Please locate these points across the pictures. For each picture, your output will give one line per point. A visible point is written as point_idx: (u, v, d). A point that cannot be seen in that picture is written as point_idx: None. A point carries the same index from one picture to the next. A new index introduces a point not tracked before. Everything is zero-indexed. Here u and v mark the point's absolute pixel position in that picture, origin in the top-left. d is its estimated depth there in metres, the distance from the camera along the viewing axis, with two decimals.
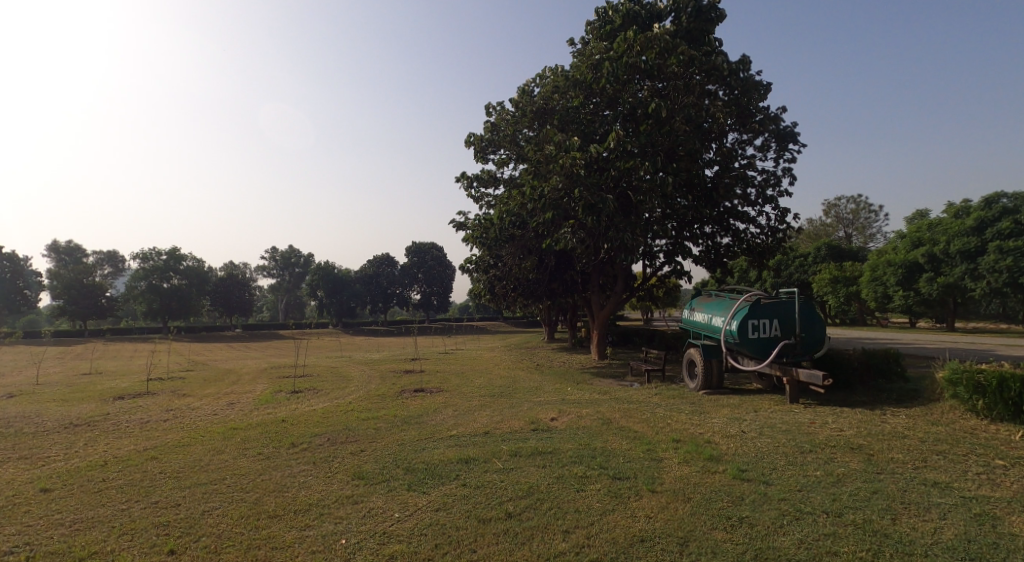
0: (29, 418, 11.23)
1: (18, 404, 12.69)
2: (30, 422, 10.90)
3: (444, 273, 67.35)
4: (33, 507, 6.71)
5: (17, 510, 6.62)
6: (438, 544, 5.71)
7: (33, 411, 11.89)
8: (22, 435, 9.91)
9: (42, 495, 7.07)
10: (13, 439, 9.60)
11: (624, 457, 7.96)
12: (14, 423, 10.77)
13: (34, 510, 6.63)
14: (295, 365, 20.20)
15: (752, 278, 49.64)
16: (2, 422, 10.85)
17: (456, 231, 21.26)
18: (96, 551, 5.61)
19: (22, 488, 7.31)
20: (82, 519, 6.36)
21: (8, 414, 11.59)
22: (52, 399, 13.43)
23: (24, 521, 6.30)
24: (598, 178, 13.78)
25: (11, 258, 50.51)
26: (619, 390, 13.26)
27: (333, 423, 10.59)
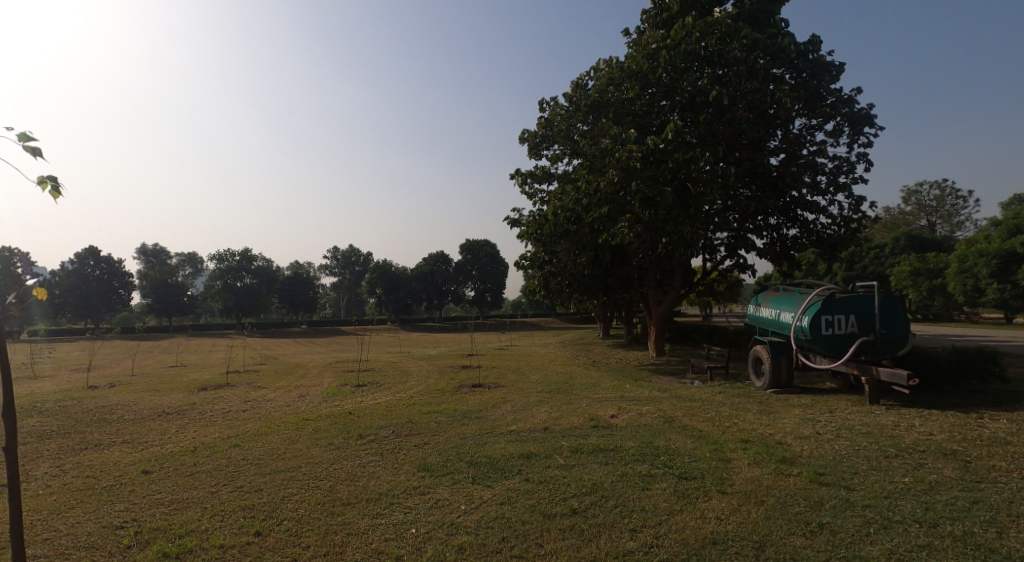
0: (126, 405, 12.09)
1: (116, 393, 13.61)
2: (127, 410, 11.64)
3: (498, 271, 67.40)
4: (137, 487, 7.16)
5: (122, 489, 7.09)
6: (505, 537, 5.74)
7: (129, 400, 12.71)
8: (120, 421, 10.61)
9: (143, 475, 7.55)
10: (114, 425, 10.28)
11: (690, 457, 7.74)
12: (114, 411, 11.54)
13: (138, 489, 7.08)
14: (358, 361, 20.80)
15: (822, 272, 47.56)
16: (103, 410, 11.64)
17: (510, 228, 21.34)
18: (192, 529, 5.94)
19: (126, 469, 7.83)
20: (179, 499, 6.74)
21: (109, 402, 12.46)
22: (144, 389, 14.41)
23: (130, 499, 6.74)
24: (655, 170, 13.35)
25: (110, 262, 54.90)
26: (678, 388, 12.95)
27: (397, 416, 10.84)
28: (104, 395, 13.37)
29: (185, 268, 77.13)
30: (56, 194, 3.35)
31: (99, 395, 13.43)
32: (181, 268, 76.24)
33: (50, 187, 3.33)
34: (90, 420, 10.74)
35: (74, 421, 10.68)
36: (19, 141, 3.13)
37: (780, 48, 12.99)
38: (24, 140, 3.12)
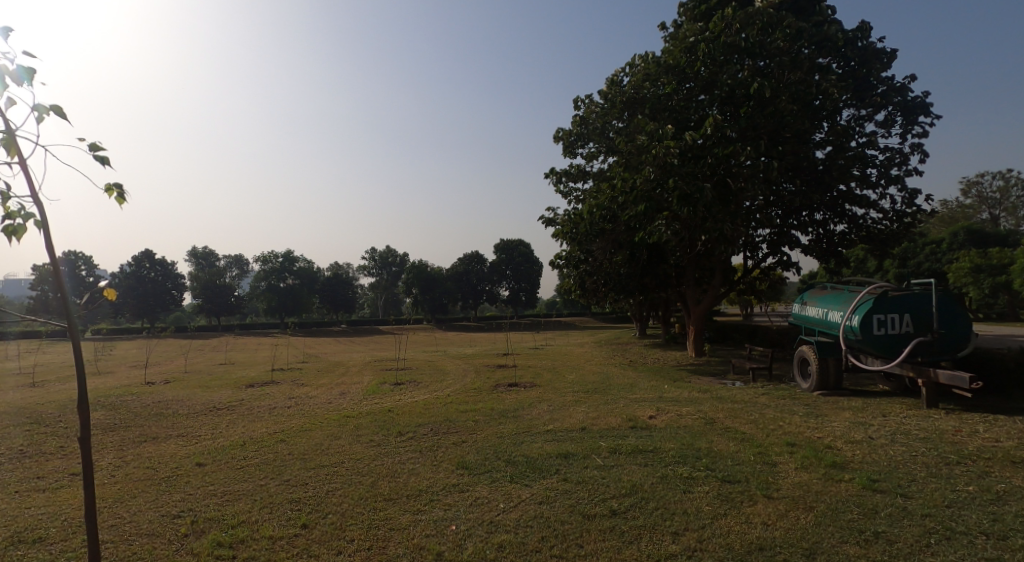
0: (180, 400, 12.52)
1: (171, 389, 14.13)
2: (180, 405, 12.05)
3: (534, 270, 67.43)
4: (192, 479, 7.38)
5: (178, 480, 7.32)
6: (545, 536, 5.69)
7: (183, 395, 13.17)
8: (175, 415, 10.98)
9: (196, 468, 7.78)
10: (169, 419, 10.65)
11: (733, 460, 7.54)
12: (168, 405, 11.96)
13: (192, 480, 7.30)
14: (396, 359, 21.03)
15: (872, 269, 45.80)
16: (159, 404, 12.09)
17: (545, 227, 21.28)
18: (243, 520, 6.08)
19: (181, 461, 8.08)
20: (231, 491, 6.91)
21: (164, 397, 12.94)
22: (196, 385, 14.92)
23: (186, 490, 6.95)
24: (694, 166, 13.05)
25: (164, 264, 56.99)
26: (719, 389, 12.66)
27: (435, 414, 10.89)
28: (160, 391, 13.89)
29: (232, 269, 79.72)
30: (122, 200, 3.45)
31: (155, 390, 13.97)
32: (228, 269, 78.80)
33: (115, 195, 3.44)
34: (148, 414, 11.15)
35: (133, 414, 11.11)
36: (88, 150, 3.22)
37: (827, 36, 12.58)
38: (93, 148, 3.21)
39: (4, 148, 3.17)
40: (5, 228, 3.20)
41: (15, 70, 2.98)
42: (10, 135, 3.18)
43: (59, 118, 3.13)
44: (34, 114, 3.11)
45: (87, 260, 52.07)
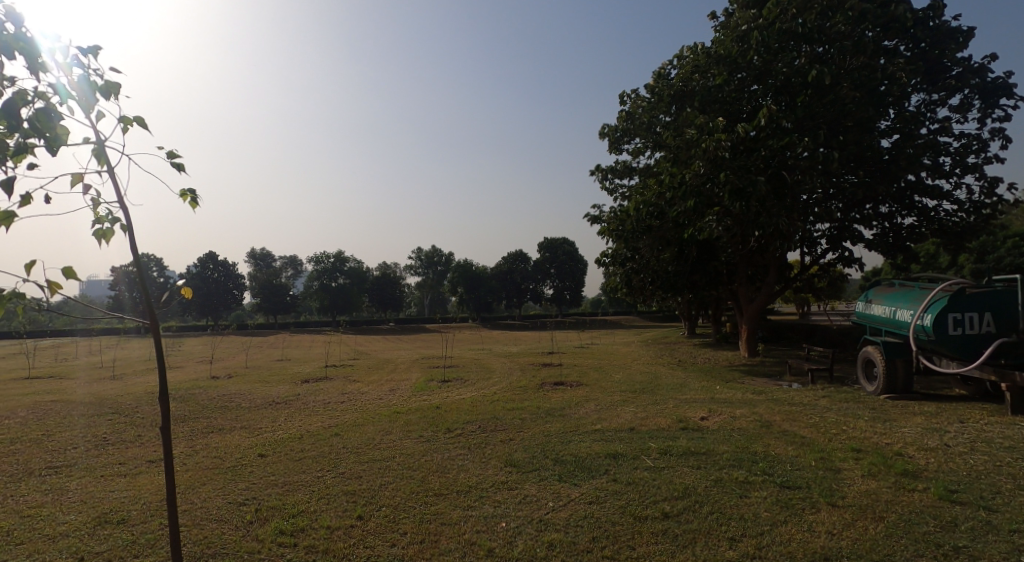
0: (241, 394, 12.98)
1: (234, 383, 14.68)
2: (243, 398, 12.49)
3: (579, 269, 66.83)
4: (254, 468, 7.60)
5: (242, 469, 7.56)
6: (595, 537, 5.56)
7: (245, 389, 13.64)
8: (238, 408, 11.39)
9: (259, 458, 8.02)
10: (232, 412, 11.05)
11: (793, 465, 7.20)
12: (231, 398, 12.43)
13: (255, 470, 7.52)
14: (444, 357, 21.23)
15: (944, 264, 43.08)
16: (223, 397, 12.57)
17: (590, 225, 21.04)
18: (303, 510, 6.19)
19: (245, 452, 8.34)
20: (291, 481, 7.07)
21: (228, 391, 13.45)
22: (256, 379, 15.45)
23: (250, 479, 7.16)
24: (747, 160, 12.60)
25: (226, 265, 59.39)
26: (776, 391, 12.20)
27: (483, 412, 10.88)
28: (225, 384, 14.46)
29: (288, 269, 82.60)
30: (195, 205, 3.54)
31: (220, 384, 14.54)
32: (284, 269, 81.60)
33: (190, 199, 3.52)
34: (214, 406, 11.62)
35: (200, 406, 11.60)
36: (167, 158, 3.29)
37: (894, 17, 11.91)
38: (171, 156, 3.26)
39: (95, 159, 3.30)
40: (92, 232, 3.32)
41: (102, 84, 3.05)
42: (98, 144, 3.27)
43: (141, 127, 3.19)
44: (119, 124, 3.18)
45: (157, 260, 54.72)
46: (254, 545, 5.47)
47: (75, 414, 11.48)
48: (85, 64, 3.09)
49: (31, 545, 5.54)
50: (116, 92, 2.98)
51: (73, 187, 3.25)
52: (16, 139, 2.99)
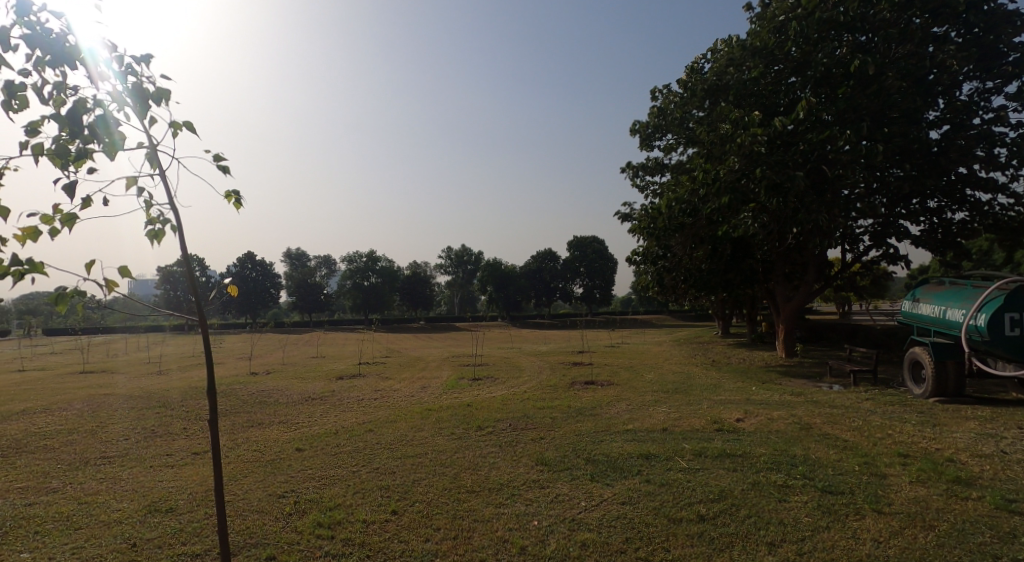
0: (278, 390, 13.23)
1: (271, 379, 14.99)
2: (280, 394, 12.73)
3: (608, 267, 66.18)
4: (293, 462, 7.71)
5: (281, 462, 7.68)
6: (629, 537, 5.45)
7: (282, 385, 13.92)
8: (275, 403, 11.61)
9: (296, 452, 8.14)
10: (270, 407, 11.28)
11: (835, 470, 6.96)
12: (269, 394, 12.68)
13: (294, 464, 7.63)
14: (475, 355, 21.28)
15: (995, 262, 41.16)
16: (261, 393, 12.85)
17: (621, 223, 20.80)
18: (339, 503, 6.24)
19: (283, 446, 8.48)
20: (327, 475, 7.14)
21: (266, 387, 13.74)
22: (292, 376, 15.75)
23: (289, 472, 7.26)
24: (784, 154, 12.26)
25: (262, 266, 60.76)
26: (815, 392, 11.83)
27: (513, 410, 10.83)
28: (263, 380, 14.78)
29: (322, 268, 84.11)
30: (239, 206, 3.60)
31: (259, 380, 14.87)
32: (318, 268, 83.16)
33: (235, 201, 3.59)
34: (252, 401, 11.88)
35: (240, 401, 11.87)
36: (214, 161, 3.35)
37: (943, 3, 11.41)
38: (217, 159, 3.34)
39: (147, 162, 3.36)
40: (146, 233, 3.40)
41: (153, 90, 3.15)
42: (150, 149, 3.36)
43: (190, 131, 3.28)
44: (170, 129, 3.29)
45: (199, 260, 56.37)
46: (293, 536, 5.53)
47: (124, 407, 11.87)
48: (139, 73, 3.20)
49: (86, 531, 5.71)
50: (168, 95, 3.07)
51: (128, 190, 3.34)
52: (78, 144, 3.10)
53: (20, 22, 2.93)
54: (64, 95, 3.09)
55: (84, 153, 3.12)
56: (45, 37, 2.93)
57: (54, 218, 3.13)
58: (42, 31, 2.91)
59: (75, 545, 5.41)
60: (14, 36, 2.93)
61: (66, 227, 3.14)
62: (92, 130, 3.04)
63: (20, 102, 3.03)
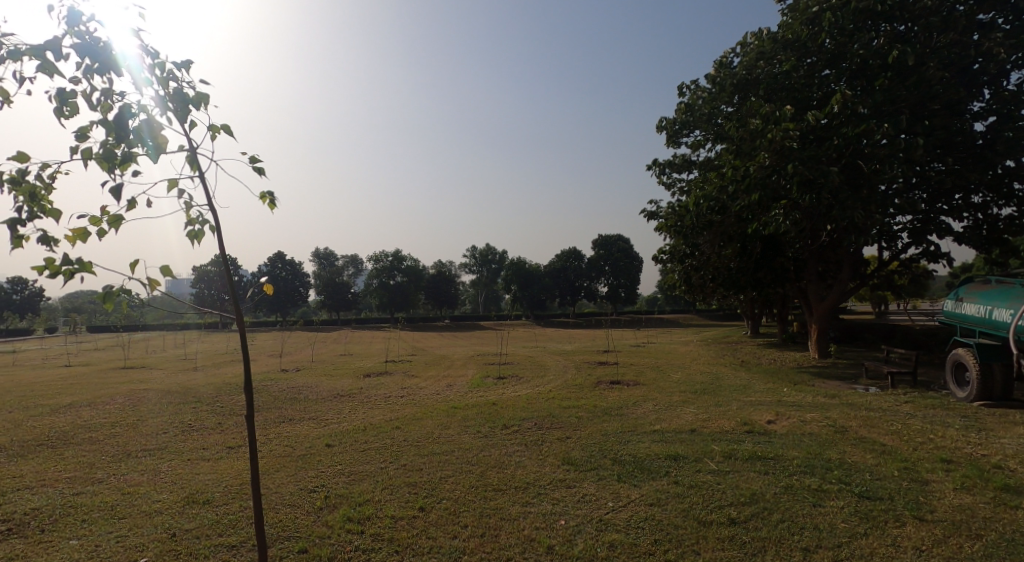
0: (307, 387, 13.38)
1: (301, 376, 15.19)
2: (309, 391, 12.86)
3: (631, 264, 65.39)
4: (323, 457, 7.77)
5: (311, 458, 7.74)
6: (658, 539, 5.33)
7: (311, 382, 14.08)
8: (305, 400, 11.74)
9: (326, 448, 8.20)
10: (300, 403, 11.41)
11: (873, 475, 6.71)
12: (299, 391, 12.83)
13: (324, 459, 7.68)
14: (501, 354, 21.25)
15: None
16: (292, 389, 13.02)
17: (647, 221, 20.55)
18: (368, 499, 6.25)
19: (313, 441, 8.55)
20: (356, 471, 7.17)
21: (296, 383, 13.92)
22: (320, 373, 15.94)
23: (319, 468, 7.31)
24: (818, 149, 11.93)
25: (292, 265, 61.80)
26: (851, 394, 11.48)
27: (539, 409, 10.74)
28: (292, 377, 14.98)
29: (350, 268, 85.18)
30: (273, 206, 3.69)
31: (289, 377, 15.09)
32: (346, 268, 84.25)
33: (269, 201, 3.68)
34: (284, 397, 12.05)
35: (271, 397, 12.05)
36: (251, 163, 3.43)
37: None
38: (253, 161, 3.41)
39: (188, 164, 3.44)
40: (186, 234, 3.47)
41: (192, 95, 3.23)
42: (191, 151, 3.43)
43: (228, 134, 3.35)
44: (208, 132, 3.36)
45: None
46: (324, 530, 5.55)
47: (161, 402, 12.16)
48: (180, 79, 3.28)
49: (129, 520, 5.83)
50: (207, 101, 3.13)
51: (169, 192, 3.42)
52: (124, 148, 3.18)
53: (70, 31, 3.00)
54: (110, 100, 3.15)
55: (129, 157, 3.21)
56: (93, 46, 3.00)
57: (102, 219, 3.23)
58: (90, 39, 2.98)
59: (119, 534, 5.53)
60: (65, 44, 3.01)
61: (112, 228, 3.24)
62: (137, 134, 3.12)
63: (70, 108, 3.11)
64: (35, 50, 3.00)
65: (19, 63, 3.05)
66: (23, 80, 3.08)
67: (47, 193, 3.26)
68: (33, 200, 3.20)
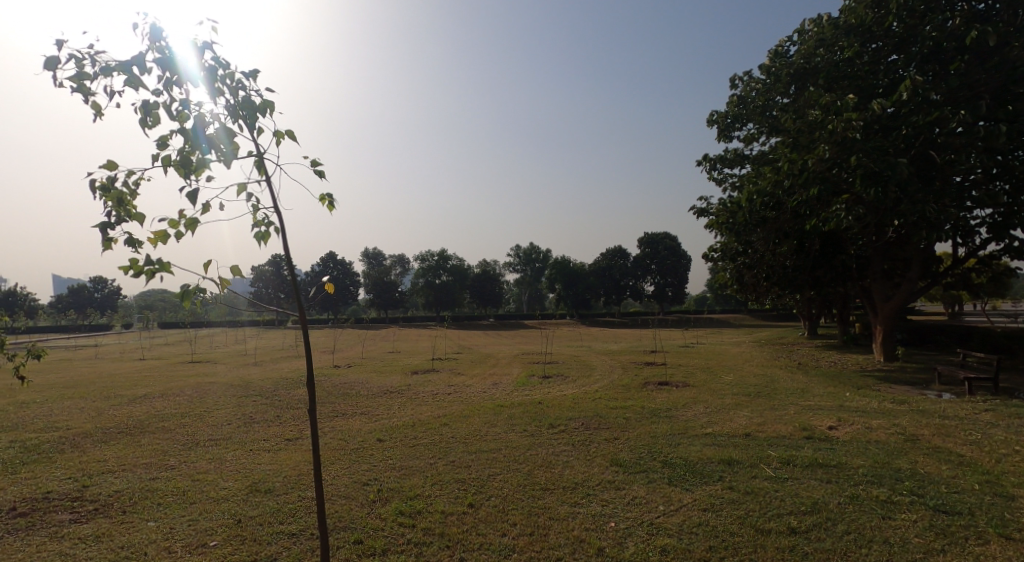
0: (356, 382, 13.61)
1: (351, 372, 15.47)
2: (359, 386, 13.07)
3: (679, 264, 63.97)
4: (375, 452, 7.80)
5: (364, 452, 7.79)
6: (712, 546, 5.09)
7: (361, 378, 14.30)
8: (355, 395, 11.92)
9: (378, 443, 8.24)
10: (350, 398, 11.58)
11: (949, 487, 6.23)
12: (349, 386, 13.06)
13: (375, 453, 7.72)
14: (548, 353, 21.10)
15: None
16: (343, 385, 13.26)
17: (697, 218, 19.96)
18: (418, 494, 6.21)
19: (365, 436, 8.63)
20: (406, 466, 7.16)
21: (347, 379, 14.17)
22: (369, 369, 16.17)
23: (371, 461, 7.34)
24: (883, 140, 11.21)
25: (342, 264, 63.33)
26: (920, 401, 10.79)
27: (586, 409, 10.53)
28: (343, 373, 15.29)
29: (397, 268, 86.67)
30: (332, 208, 3.71)
31: (340, 372, 15.41)
32: (395, 268, 85.90)
33: (329, 203, 3.70)
34: (335, 392, 12.29)
35: (324, 392, 12.30)
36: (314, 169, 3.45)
37: None
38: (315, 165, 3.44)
39: (256, 169, 3.47)
40: (253, 235, 3.55)
41: (259, 102, 3.27)
42: (258, 157, 3.49)
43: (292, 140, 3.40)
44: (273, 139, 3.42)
45: None
46: (377, 522, 5.55)
47: (223, 394, 12.61)
48: (248, 89, 3.36)
49: (199, 505, 5.99)
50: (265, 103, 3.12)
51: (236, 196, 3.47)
52: (200, 155, 3.20)
53: (154, 47, 3.09)
54: (189, 111, 3.21)
55: (204, 163, 3.22)
56: (172, 60, 3.08)
57: (181, 222, 3.28)
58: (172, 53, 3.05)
59: (191, 517, 5.68)
60: (149, 58, 3.10)
61: (190, 232, 3.28)
62: (213, 140, 3.15)
63: (152, 119, 3.17)
64: (121, 65, 3.09)
65: (108, 77, 3.14)
66: (112, 95, 3.18)
67: (133, 198, 3.31)
68: (119, 206, 3.26)
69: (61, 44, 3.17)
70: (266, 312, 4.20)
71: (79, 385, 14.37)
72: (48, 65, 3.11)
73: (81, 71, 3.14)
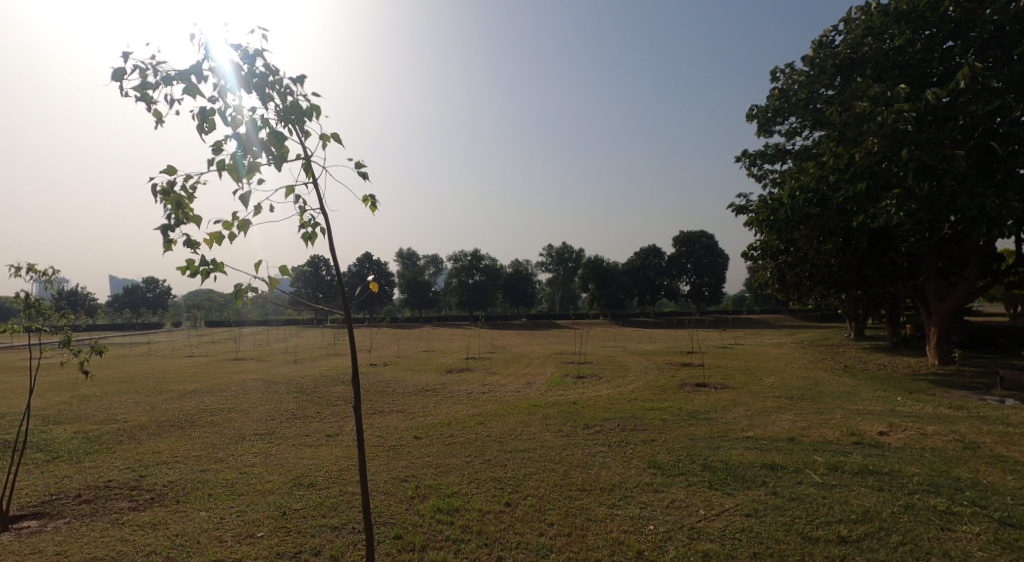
0: (392, 381, 13.72)
1: (387, 370, 15.60)
2: (393, 385, 13.16)
3: (716, 264, 62.50)
4: (412, 449, 7.82)
5: (400, 449, 7.82)
6: (757, 553, 4.91)
7: (396, 376, 14.42)
8: (390, 393, 12.01)
9: (414, 440, 8.26)
10: (386, 396, 11.67)
11: (1013, 499, 5.87)
12: (384, 384, 13.18)
13: (412, 451, 7.74)
14: (583, 353, 20.89)
15: None
16: (379, 383, 13.39)
17: (735, 215, 19.49)
18: (455, 491, 6.20)
19: (402, 433, 8.66)
20: (442, 464, 7.15)
21: (382, 377, 14.31)
22: (404, 368, 16.30)
23: (408, 458, 7.36)
24: (937, 132, 10.67)
25: (379, 264, 64.21)
26: (978, 406, 10.26)
27: (621, 410, 10.35)
28: (379, 372, 15.42)
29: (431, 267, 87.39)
30: (374, 208, 3.72)
31: (376, 371, 15.55)
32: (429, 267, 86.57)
33: (371, 203, 3.71)
34: (371, 390, 12.40)
35: (360, 390, 12.42)
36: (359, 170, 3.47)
37: None
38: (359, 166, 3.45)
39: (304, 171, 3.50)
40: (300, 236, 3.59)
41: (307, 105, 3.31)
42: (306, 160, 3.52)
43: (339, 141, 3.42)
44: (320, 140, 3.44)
45: None
46: (416, 518, 5.55)
47: (265, 391, 12.88)
48: (298, 93, 3.40)
49: (247, 497, 6.10)
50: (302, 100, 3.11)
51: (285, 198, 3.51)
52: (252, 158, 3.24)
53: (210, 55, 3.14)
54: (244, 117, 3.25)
55: (255, 167, 3.24)
56: None
57: (233, 224, 3.32)
58: None
59: (238, 509, 5.78)
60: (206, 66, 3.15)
61: (241, 233, 3.32)
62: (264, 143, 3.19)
63: (209, 125, 3.22)
64: (180, 75, 3.15)
65: (169, 87, 3.20)
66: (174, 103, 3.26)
67: (190, 201, 3.37)
68: (178, 208, 3.31)
69: (126, 56, 3.25)
70: (310, 312, 4.23)
71: (130, 380, 14.89)
72: (114, 76, 3.19)
73: (144, 81, 3.21)
